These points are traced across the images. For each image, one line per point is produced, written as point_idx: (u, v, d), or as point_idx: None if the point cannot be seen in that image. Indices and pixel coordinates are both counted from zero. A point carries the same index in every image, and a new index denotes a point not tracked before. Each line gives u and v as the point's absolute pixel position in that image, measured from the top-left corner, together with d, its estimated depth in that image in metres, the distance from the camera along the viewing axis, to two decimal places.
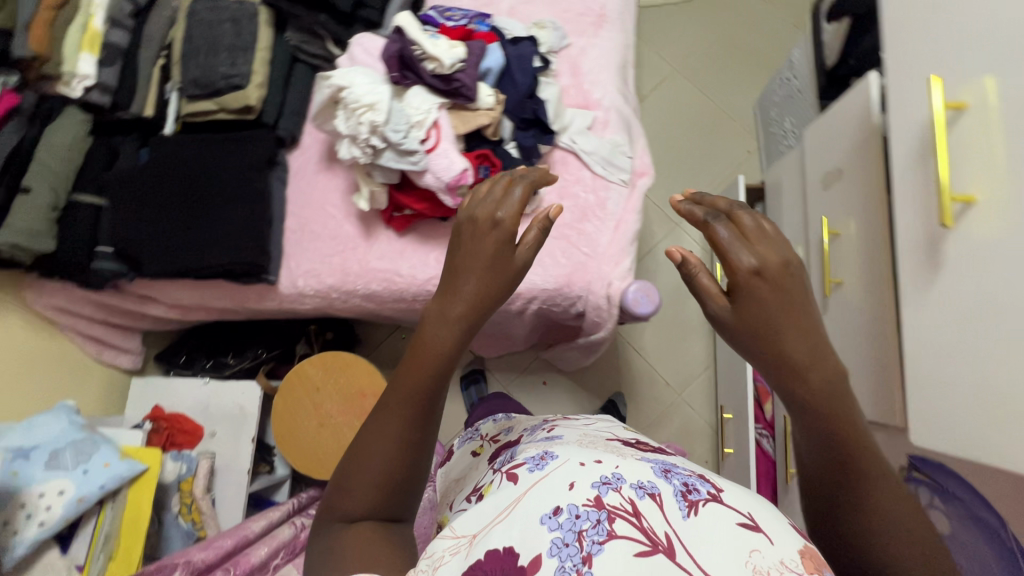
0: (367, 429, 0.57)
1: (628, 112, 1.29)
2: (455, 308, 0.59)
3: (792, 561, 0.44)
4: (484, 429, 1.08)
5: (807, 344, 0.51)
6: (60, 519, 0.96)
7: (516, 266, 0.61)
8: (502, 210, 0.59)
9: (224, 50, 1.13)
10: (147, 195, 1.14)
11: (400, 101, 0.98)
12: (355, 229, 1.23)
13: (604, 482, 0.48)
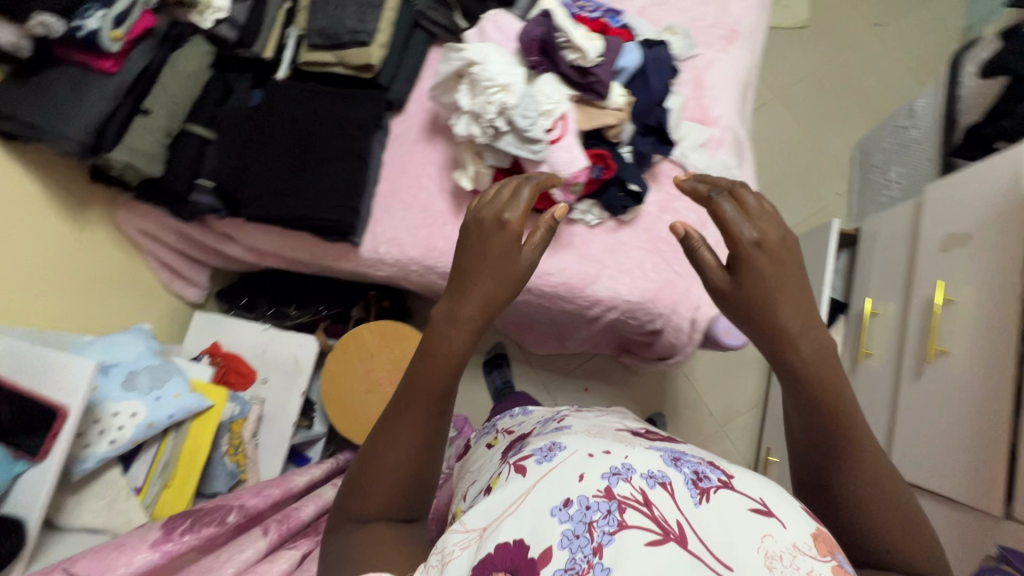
0: (380, 435, 0.63)
1: (741, 135, 1.25)
2: (461, 309, 0.63)
3: (805, 544, 0.48)
4: (500, 423, 1.07)
5: (801, 318, 0.56)
6: (130, 440, 0.98)
7: (522, 267, 0.65)
8: (509, 213, 0.63)
9: (354, 4, 1.12)
10: (255, 136, 1.11)
11: (532, 87, 0.95)
12: (447, 205, 1.22)
13: (615, 473, 0.51)
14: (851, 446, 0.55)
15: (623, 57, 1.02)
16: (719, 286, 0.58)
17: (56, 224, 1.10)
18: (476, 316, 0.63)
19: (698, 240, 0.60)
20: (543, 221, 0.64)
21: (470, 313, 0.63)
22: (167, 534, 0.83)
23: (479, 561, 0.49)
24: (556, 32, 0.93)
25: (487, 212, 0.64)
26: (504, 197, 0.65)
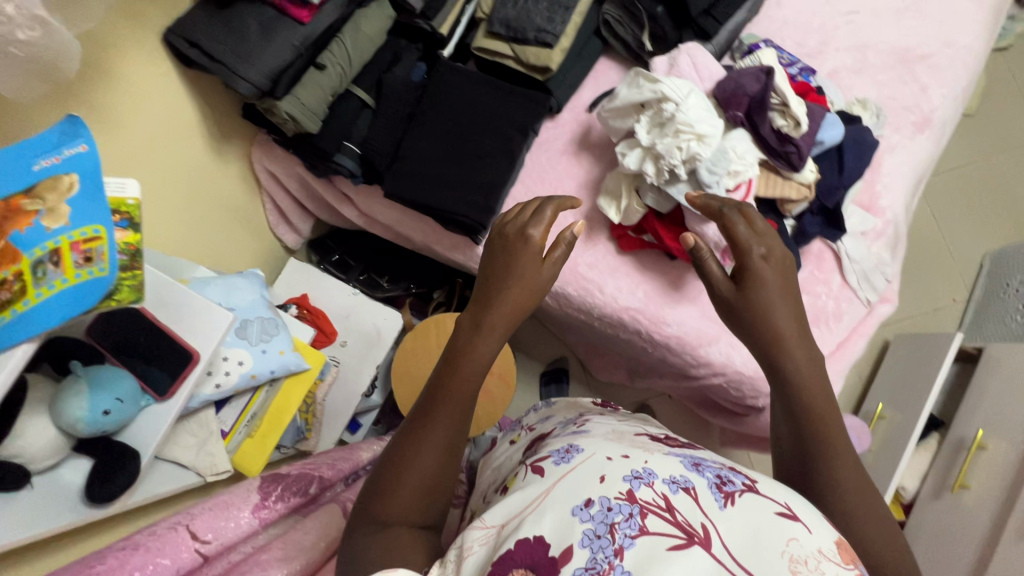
0: (410, 439, 0.66)
1: (902, 231, 1.16)
2: (487, 312, 0.71)
3: (829, 551, 0.47)
4: (529, 419, 1.03)
5: (792, 324, 0.66)
6: (234, 387, 0.97)
7: (544, 278, 0.73)
8: (535, 229, 0.73)
9: (546, 2, 1.06)
10: (413, 113, 1.09)
11: (726, 142, 0.89)
12: (578, 226, 1.18)
13: (637, 477, 0.52)
14: (816, 439, 0.63)
15: (827, 130, 0.93)
16: (726, 295, 0.68)
17: (200, 152, 1.09)
18: (502, 316, 0.71)
19: (707, 251, 0.70)
20: (566, 238, 0.74)
21: (499, 314, 0.71)
22: (264, 500, 0.81)
23: (498, 558, 0.48)
24: (772, 91, 0.87)
25: (514, 228, 0.75)
26: (531, 218, 0.75)
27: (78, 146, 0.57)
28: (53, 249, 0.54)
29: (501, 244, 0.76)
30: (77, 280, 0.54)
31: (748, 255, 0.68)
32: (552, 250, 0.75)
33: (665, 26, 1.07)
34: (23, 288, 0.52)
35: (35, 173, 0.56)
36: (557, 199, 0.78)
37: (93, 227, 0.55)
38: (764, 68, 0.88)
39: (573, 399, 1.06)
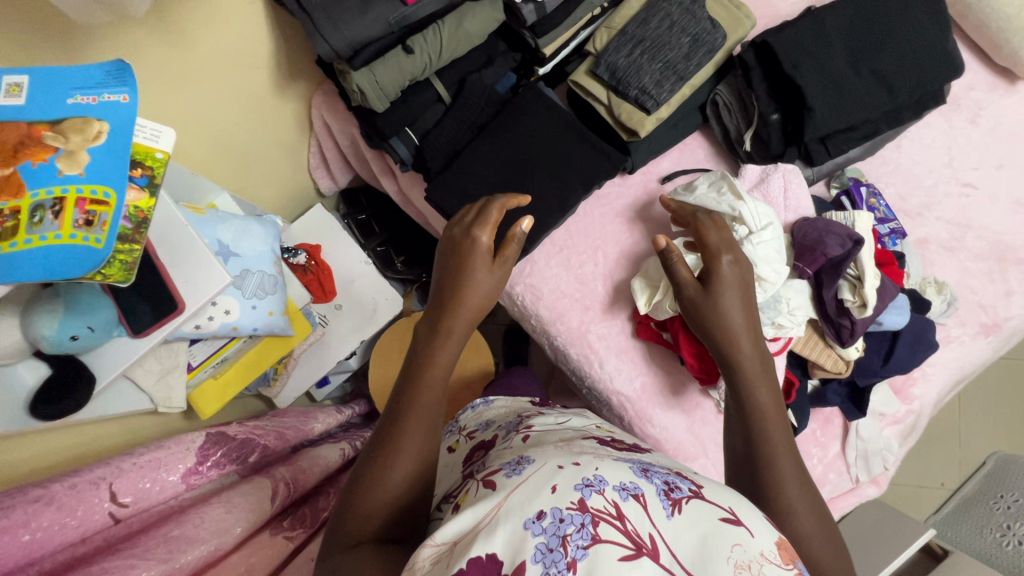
0: (387, 454, 0.65)
1: (921, 423, 1.10)
2: (444, 314, 0.74)
3: (770, 552, 0.48)
4: (465, 421, 0.99)
5: (748, 330, 0.71)
6: (213, 332, 0.93)
7: (493, 276, 0.78)
8: (480, 229, 0.78)
9: (661, 62, 0.98)
10: (483, 125, 1.03)
11: (782, 293, 0.82)
12: (603, 294, 1.13)
13: (587, 485, 0.50)
14: None
15: (893, 314, 0.86)
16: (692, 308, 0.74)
17: (262, 84, 1.05)
18: (457, 318, 0.74)
19: (677, 254, 0.77)
20: (513, 237, 0.79)
21: (457, 317, 0.74)
22: (198, 465, 0.81)
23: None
24: (852, 262, 0.79)
25: (462, 230, 0.80)
26: (476, 223, 0.80)
27: (119, 94, 0.53)
28: (58, 197, 0.50)
29: (452, 248, 0.81)
30: (71, 240, 0.50)
31: (717, 259, 0.74)
32: (501, 248, 0.80)
33: (772, 135, 0.97)
34: (14, 229, 0.49)
35: (66, 107, 0.52)
36: (497, 202, 0.83)
37: (105, 189, 0.52)
38: (856, 238, 0.79)
39: (515, 399, 1.05)
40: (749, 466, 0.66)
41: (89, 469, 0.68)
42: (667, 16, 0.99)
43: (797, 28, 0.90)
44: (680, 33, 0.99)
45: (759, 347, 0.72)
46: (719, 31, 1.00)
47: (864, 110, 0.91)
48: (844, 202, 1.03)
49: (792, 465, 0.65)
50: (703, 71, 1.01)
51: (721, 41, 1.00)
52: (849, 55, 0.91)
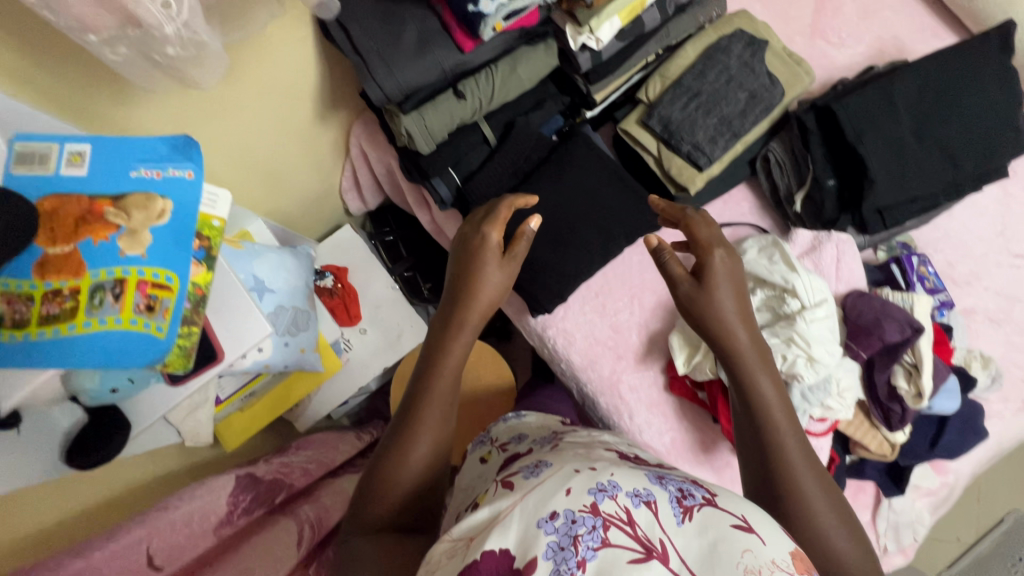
0: (401, 440, 0.67)
1: (954, 495, 1.08)
2: (458, 308, 0.73)
3: (783, 561, 0.43)
4: (498, 434, 0.93)
5: (749, 333, 0.67)
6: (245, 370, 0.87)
7: (501, 270, 0.75)
8: (488, 228, 0.75)
9: (716, 117, 0.95)
10: (528, 170, 1.00)
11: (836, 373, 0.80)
12: (637, 344, 1.11)
13: (601, 489, 0.47)
14: None
15: (944, 400, 0.83)
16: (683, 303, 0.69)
17: (304, 114, 1.02)
18: (470, 312, 0.72)
19: (669, 250, 0.70)
20: (523, 234, 0.75)
21: (469, 314, 0.73)
22: (230, 514, 0.81)
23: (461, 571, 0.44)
24: (910, 349, 0.77)
25: (471, 229, 0.78)
26: (485, 220, 0.77)
27: (184, 171, 0.51)
28: (120, 278, 0.49)
29: (462, 247, 0.78)
30: (131, 325, 0.48)
31: (710, 252, 0.69)
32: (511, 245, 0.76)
33: (827, 201, 0.94)
34: (74, 310, 0.48)
35: (130, 181, 0.51)
36: (507, 200, 0.79)
37: (167, 272, 0.49)
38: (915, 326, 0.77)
39: (549, 418, 0.99)
40: (767, 486, 0.60)
41: (126, 531, 0.67)
42: (724, 70, 0.96)
43: (863, 96, 0.88)
44: (738, 88, 0.96)
45: (766, 354, 0.67)
46: (777, 88, 0.97)
47: (927, 184, 0.88)
48: (895, 270, 0.99)
49: (819, 485, 0.60)
50: (757, 128, 0.98)
51: (778, 98, 0.97)
52: (916, 127, 0.88)
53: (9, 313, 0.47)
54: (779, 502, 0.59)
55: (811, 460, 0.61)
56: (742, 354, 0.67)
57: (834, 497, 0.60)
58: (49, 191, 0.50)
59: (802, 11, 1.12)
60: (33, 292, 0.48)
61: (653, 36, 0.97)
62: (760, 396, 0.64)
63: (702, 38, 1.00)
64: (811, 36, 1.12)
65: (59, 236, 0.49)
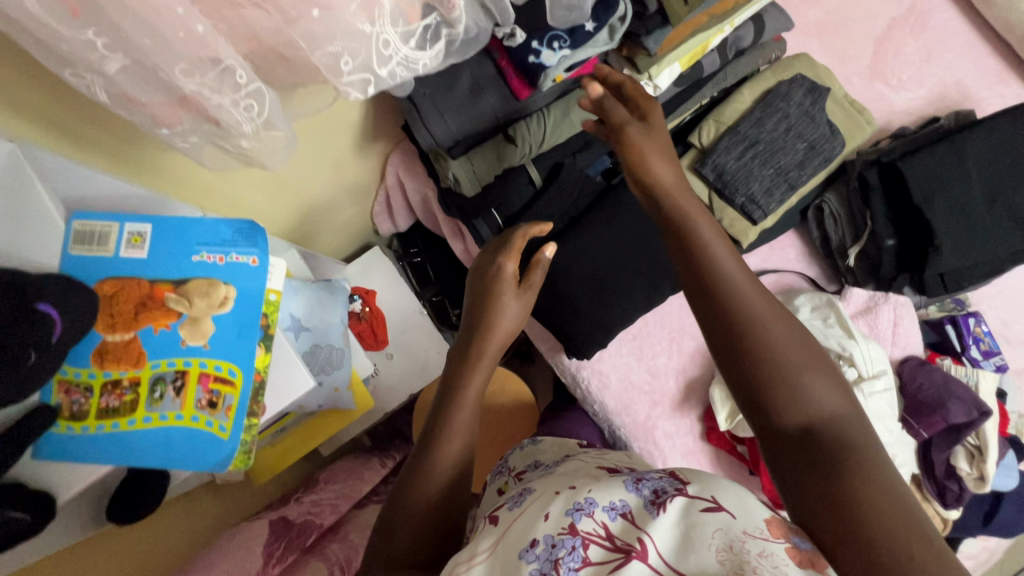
0: (423, 453, 0.59)
1: (997, 559, 1.05)
2: (475, 339, 0.67)
3: (757, 530, 0.39)
4: (515, 461, 0.86)
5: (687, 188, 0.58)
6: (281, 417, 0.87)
7: (516, 299, 0.70)
8: (505, 258, 0.70)
9: (772, 168, 0.91)
10: (573, 215, 0.97)
11: (892, 443, 0.77)
12: (675, 390, 1.09)
13: (577, 508, 0.44)
14: None
15: (1001, 478, 0.80)
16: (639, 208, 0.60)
17: (345, 147, 1.00)
18: (488, 344, 0.67)
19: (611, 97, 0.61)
20: (540, 262, 0.71)
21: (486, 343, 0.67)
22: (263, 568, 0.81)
23: None
24: (974, 431, 0.75)
25: (486, 259, 0.73)
26: (499, 250, 0.72)
27: (248, 256, 0.49)
28: (181, 370, 0.47)
29: (478, 275, 0.73)
30: (191, 421, 0.46)
31: (650, 102, 0.61)
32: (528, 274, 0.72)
33: (885, 261, 0.90)
34: (133, 403, 0.46)
35: (191, 265, 0.48)
36: (522, 228, 0.74)
37: (229, 364, 0.47)
38: (982, 410, 0.74)
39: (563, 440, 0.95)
40: (749, 378, 0.48)
41: None
42: (784, 117, 0.92)
43: (932, 156, 0.84)
44: (796, 138, 0.92)
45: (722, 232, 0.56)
46: (838, 138, 0.93)
47: (994, 250, 0.85)
48: (950, 331, 0.97)
49: (821, 372, 0.48)
50: (813, 179, 0.95)
51: (839, 149, 0.93)
52: (985, 191, 0.84)
53: (66, 405, 0.46)
54: (767, 395, 0.47)
55: (798, 336, 0.49)
56: (689, 219, 0.55)
57: (833, 378, 0.48)
58: (107, 273, 0.48)
59: (861, 52, 1.08)
60: (92, 381, 0.46)
61: (710, 79, 0.93)
62: (722, 278, 0.52)
63: (760, 80, 0.96)
64: (870, 78, 1.07)
65: (119, 322, 0.47)
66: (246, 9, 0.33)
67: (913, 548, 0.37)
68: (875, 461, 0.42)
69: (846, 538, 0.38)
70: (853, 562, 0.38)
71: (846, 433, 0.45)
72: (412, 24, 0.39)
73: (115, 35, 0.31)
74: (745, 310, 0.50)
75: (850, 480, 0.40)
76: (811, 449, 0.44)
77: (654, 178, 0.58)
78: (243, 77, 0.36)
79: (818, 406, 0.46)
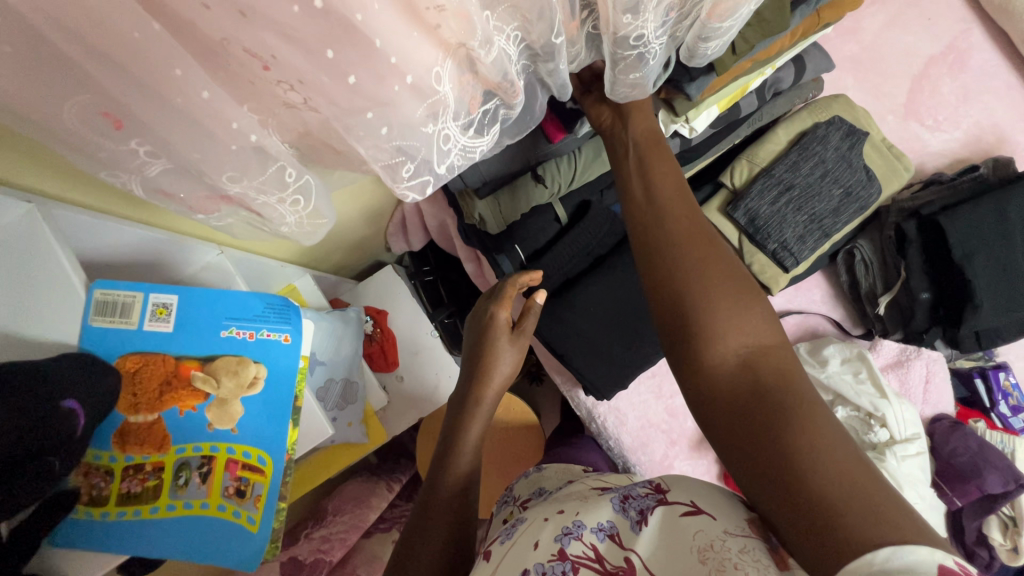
0: (437, 467, 0.58)
1: None
2: (471, 386, 0.60)
3: (737, 529, 0.40)
4: (518, 490, 0.67)
5: (649, 129, 0.56)
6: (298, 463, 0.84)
7: (508, 351, 0.61)
8: (496, 311, 0.60)
9: (806, 214, 0.88)
10: (598, 254, 0.94)
11: (936, 513, 0.79)
12: (693, 430, 1.06)
13: (566, 532, 0.44)
14: None
15: None
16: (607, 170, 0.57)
17: None
18: (487, 389, 0.60)
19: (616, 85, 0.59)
20: (533, 311, 0.61)
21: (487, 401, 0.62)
22: None
23: None
24: (1009, 502, 0.79)
25: (477, 313, 0.64)
26: (489, 299, 0.63)
27: (280, 334, 0.48)
28: (206, 455, 0.47)
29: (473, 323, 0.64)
30: (218, 510, 0.47)
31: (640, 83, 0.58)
32: (522, 319, 0.62)
33: (917, 314, 0.88)
34: (157, 490, 0.46)
35: (219, 341, 0.47)
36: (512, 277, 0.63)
37: (258, 451, 0.48)
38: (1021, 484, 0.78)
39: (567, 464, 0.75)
40: (680, 326, 0.45)
41: None
42: (820, 162, 0.88)
43: (975, 211, 0.82)
44: (833, 183, 0.88)
45: (678, 181, 0.53)
46: (872, 185, 0.90)
47: None
48: (979, 385, 0.96)
49: (752, 307, 0.45)
50: (847, 225, 0.92)
51: (873, 196, 0.90)
52: None
53: (85, 488, 0.44)
54: (697, 337, 0.44)
55: (726, 266, 0.46)
56: (647, 160, 0.54)
57: (763, 308, 0.45)
58: (129, 347, 0.45)
59: (897, 89, 1.04)
60: (112, 465, 0.45)
61: (746, 119, 0.90)
62: (661, 221, 0.49)
63: (795, 121, 0.92)
64: (904, 117, 1.04)
65: (142, 403, 0.45)
66: (302, 111, 0.30)
67: (855, 496, 0.34)
68: (814, 403, 0.40)
69: (791, 497, 0.36)
70: (799, 528, 0.35)
71: (782, 369, 0.42)
72: (472, 113, 0.36)
73: (160, 144, 0.27)
74: (675, 252, 0.47)
75: (790, 429, 0.38)
76: (748, 396, 0.41)
77: (627, 132, 0.56)
78: (291, 175, 0.33)
79: (747, 340, 0.43)
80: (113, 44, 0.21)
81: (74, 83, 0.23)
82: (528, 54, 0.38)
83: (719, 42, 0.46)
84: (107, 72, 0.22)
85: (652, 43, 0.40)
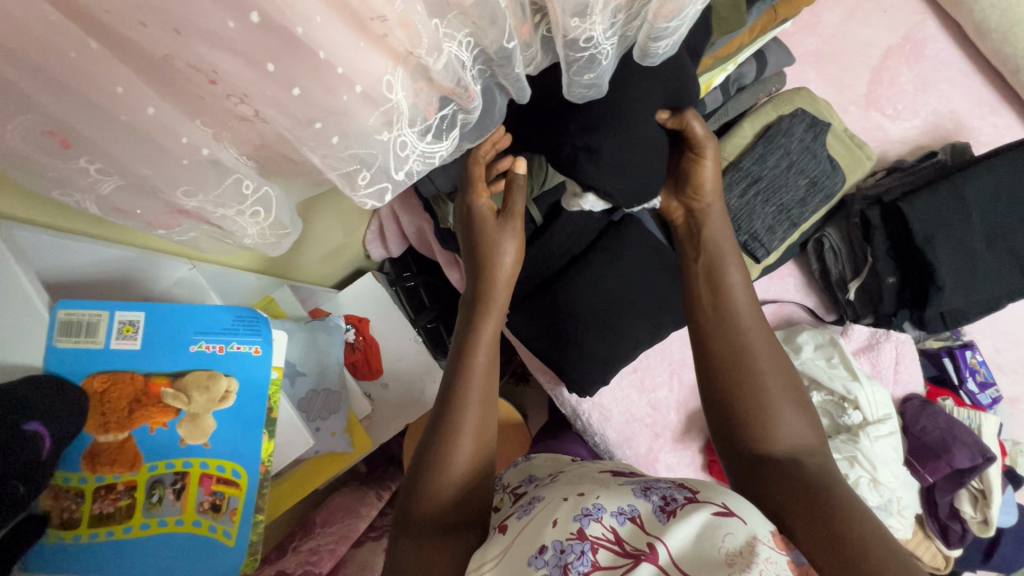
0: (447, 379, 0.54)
1: None
2: (475, 287, 0.60)
3: (765, 538, 0.39)
4: (509, 479, 0.66)
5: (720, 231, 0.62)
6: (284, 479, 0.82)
7: (501, 237, 0.61)
8: (479, 198, 0.60)
9: (776, 204, 0.89)
10: (575, 252, 0.93)
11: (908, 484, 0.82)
12: (675, 422, 1.07)
13: (586, 513, 0.42)
14: None
15: (1003, 514, 0.88)
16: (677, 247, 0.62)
17: None
18: (490, 287, 0.59)
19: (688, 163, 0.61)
20: (513, 183, 0.59)
21: None
22: None
23: None
24: (978, 476, 0.81)
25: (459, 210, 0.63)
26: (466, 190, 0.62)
27: (251, 346, 0.48)
28: (180, 472, 0.47)
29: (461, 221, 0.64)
30: (194, 526, 0.47)
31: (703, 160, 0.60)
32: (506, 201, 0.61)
33: (886, 297, 0.91)
34: (129, 509, 0.45)
35: (190, 356, 0.47)
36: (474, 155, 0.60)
37: (234, 465, 0.48)
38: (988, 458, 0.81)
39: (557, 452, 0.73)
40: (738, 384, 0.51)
41: None
42: (786, 154, 0.90)
43: (933, 198, 0.84)
44: (799, 174, 0.90)
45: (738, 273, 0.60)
46: (836, 172, 0.92)
47: (991, 289, 0.86)
48: (947, 363, 0.98)
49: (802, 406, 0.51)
50: (815, 215, 0.94)
51: (838, 184, 0.92)
52: (984, 233, 0.85)
53: (56, 511, 0.44)
54: (761, 429, 0.49)
55: (784, 375, 0.52)
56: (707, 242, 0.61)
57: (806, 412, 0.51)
58: (96, 367, 0.45)
59: (858, 80, 1.07)
60: (83, 486, 0.44)
61: (712, 114, 0.92)
62: (725, 317, 0.55)
63: (761, 114, 0.93)
64: (866, 107, 1.06)
65: (112, 422, 0.44)
66: (257, 124, 0.30)
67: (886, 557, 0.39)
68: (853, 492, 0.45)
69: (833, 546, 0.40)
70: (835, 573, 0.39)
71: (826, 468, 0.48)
72: (429, 119, 0.37)
73: (110, 161, 0.27)
74: (736, 340, 0.53)
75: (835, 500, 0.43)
76: (803, 475, 0.46)
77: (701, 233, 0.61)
78: (249, 187, 0.34)
79: (794, 441, 0.49)
80: (54, 65, 0.21)
81: (18, 104, 0.23)
82: (484, 58, 0.38)
83: (670, 41, 0.47)
84: (49, 92, 0.22)
85: (602, 44, 0.41)
